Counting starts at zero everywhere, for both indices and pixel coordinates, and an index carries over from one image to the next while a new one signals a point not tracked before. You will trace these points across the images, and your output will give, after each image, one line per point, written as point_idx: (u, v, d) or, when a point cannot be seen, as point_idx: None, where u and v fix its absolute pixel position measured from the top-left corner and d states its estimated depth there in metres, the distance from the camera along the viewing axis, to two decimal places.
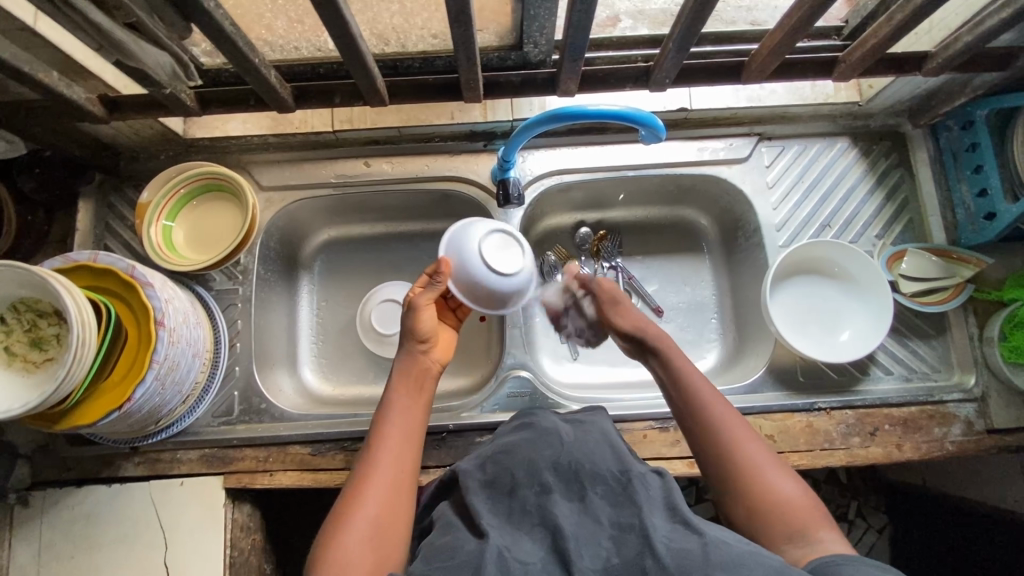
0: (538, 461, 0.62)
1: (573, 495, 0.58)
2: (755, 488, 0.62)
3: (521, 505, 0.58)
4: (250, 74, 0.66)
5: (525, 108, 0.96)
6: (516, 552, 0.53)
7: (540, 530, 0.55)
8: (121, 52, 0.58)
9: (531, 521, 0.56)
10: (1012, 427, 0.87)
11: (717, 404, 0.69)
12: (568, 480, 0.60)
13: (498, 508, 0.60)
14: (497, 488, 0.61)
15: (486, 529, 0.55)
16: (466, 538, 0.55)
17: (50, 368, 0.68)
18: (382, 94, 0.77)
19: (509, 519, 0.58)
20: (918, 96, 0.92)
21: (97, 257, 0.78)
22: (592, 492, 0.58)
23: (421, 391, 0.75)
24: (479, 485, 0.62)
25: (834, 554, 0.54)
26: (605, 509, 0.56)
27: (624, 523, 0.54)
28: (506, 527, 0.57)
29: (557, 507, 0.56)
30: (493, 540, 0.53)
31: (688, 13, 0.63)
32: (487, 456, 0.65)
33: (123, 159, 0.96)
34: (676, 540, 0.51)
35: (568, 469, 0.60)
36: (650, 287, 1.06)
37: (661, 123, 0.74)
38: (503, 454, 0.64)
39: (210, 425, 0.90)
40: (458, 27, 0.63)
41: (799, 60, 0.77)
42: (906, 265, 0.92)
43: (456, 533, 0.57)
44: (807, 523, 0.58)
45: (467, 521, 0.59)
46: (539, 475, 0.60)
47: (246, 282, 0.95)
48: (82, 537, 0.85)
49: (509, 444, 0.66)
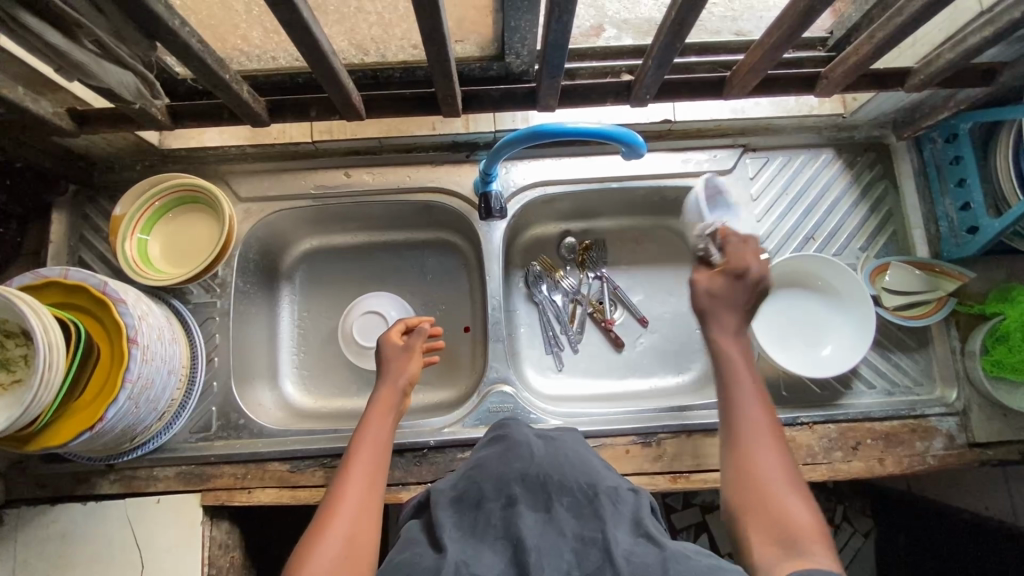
0: (506, 474, 0.59)
1: (539, 505, 0.56)
2: (764, 494, 0.60)
3: (484, 518, 0.55)
4: (220, 90, 0.64)
5: (508, 120, 0.94)
6: (475, 567, 0.49)
7: (501, 543, 0.52)
8: (84, 72, 0.56)
9: (492, 533, 0.54)
10: (994, 441, 0.87)
11: (755, 405, 0.68)
12: (535, 491, 0.57)
13: (461, 519, 0.56)
14: (463, 500, 0.59)
15: (445, 542, 0.52)
16: (425, 554, 0.52)
17: (17, 391, 0.67)
18: (359, 108, 0.75)
19: (471, 532, 0.54)
20: (902, 108, 0.91)
21: (67, 274, 0.76)
22: (558, 503, 0.56)
23: (393, 416, 0.78)
24: (445, 499, 0.60)
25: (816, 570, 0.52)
26: (570, 521, 0.54)
27: (587, 536, 0.52)
28: (467, 539, 0.53)
29: (521, 518, 0.53)
30: (451, 554, 0.50)
31: (667, 32, 0.62)
32: (457, 474, 0.64)
33: (98, 169, 0.94)
34: (638, 554, 0.49)
35: (536, 480, 0.58)
36: (635, 297, 1.06)
37: (642, 139, 0.73)
38: (474, 469, 0.62)
39: (187, 442, 0.89)
40: (432, 46, 0.62)
41: (782, 75, 0.76)
42: (889, 279, 0.91)
43: (414, 548, 0.54)
44: (805, 538, 0.56)
45: (429, 534, 0.56)
46: (506, 487, 0.57)
47: (225, 295, 0.93)
48: (55, 557, 0.84)
49: (481, 459, 0.64)
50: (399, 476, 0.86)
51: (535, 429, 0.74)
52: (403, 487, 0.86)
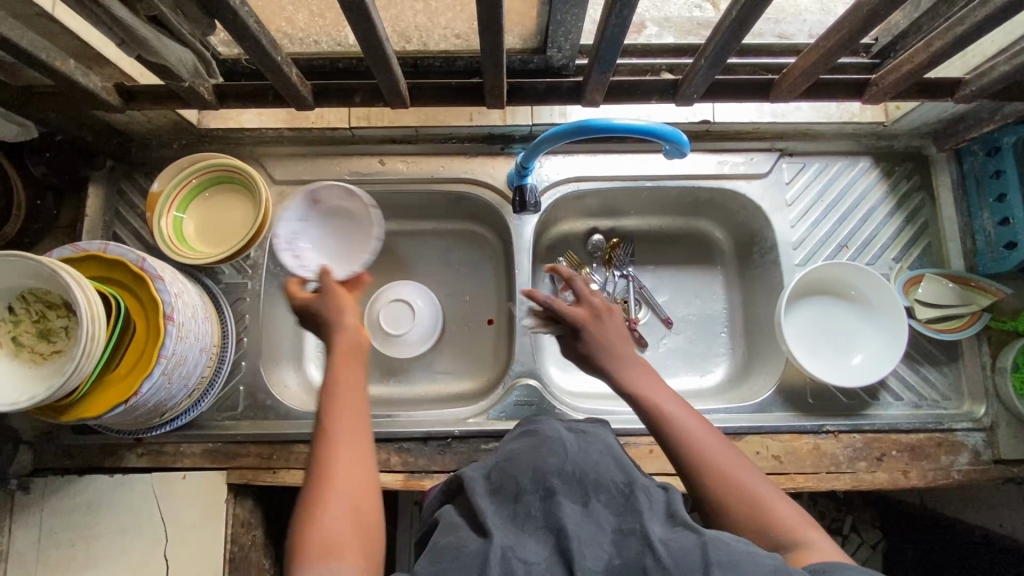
0: (542, 468, 0.61)
1: (576, 498, 0.57)
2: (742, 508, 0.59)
3: (525, 510, 0.57)
4: (271, 71, 0.65)
5: (546, 114, 0.93)
6: (519, 552, 0.51)
7: (543, 532, 0.54)
8: (143, 48, 0.57)
9: (533, 523, 0.55)
10: (1019, 458, 0.86)
11: (693, 426, 0.65)
12: (573, 484, 0.59)
13: (503, 510, 0.59)
14: (501, 494, 0.60)
15: (489, 527, 0.55)
16: (468, 537, 0.54)
17: (57, 361, 0.67)
18: (404, 96, 0.75)
19: (513, 521, 0.56)
20: (944, 120, 0.90)
21: (106, 247, 0.77)
22: (595, 499, 0.57)
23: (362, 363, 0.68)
24: (483, 489, 0.62)
25: (825, 559, 0.53)
26: (608, 517, 0.55)
27: (626, 529, 0.53)
28: (509, 527, 0.55)
29: (560, 509, 0.55)
30: (496, 540, 0.52)
31: (724, 33, 0.62)
32: (491, 465, 0.66)
33: (135, 146, 0.95)
34: (676, 541, 0.50)
35: (573, 475, 0.60)
36: (661, 297, 1.05)
37: (687, 138, 0.73)
38: (510, 463, 0.64)
39: (214, 420, 0.90)
40: (486, 36, 0.62)
41: (831, 81, 0.76)
42: (923, 291, 0.90)
43: (457, 533, 0.56)
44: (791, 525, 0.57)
45: (470, 518, 0.58)
46: (544, 480, 0.59)
47: (256, 276, 0.94)
48: (82, 526, 0.85)
49: (512, 451, 0.66)
50: (422, 464, 0.87)
51: (563, 421, 0.75)
52: (426, 475, 0.87)
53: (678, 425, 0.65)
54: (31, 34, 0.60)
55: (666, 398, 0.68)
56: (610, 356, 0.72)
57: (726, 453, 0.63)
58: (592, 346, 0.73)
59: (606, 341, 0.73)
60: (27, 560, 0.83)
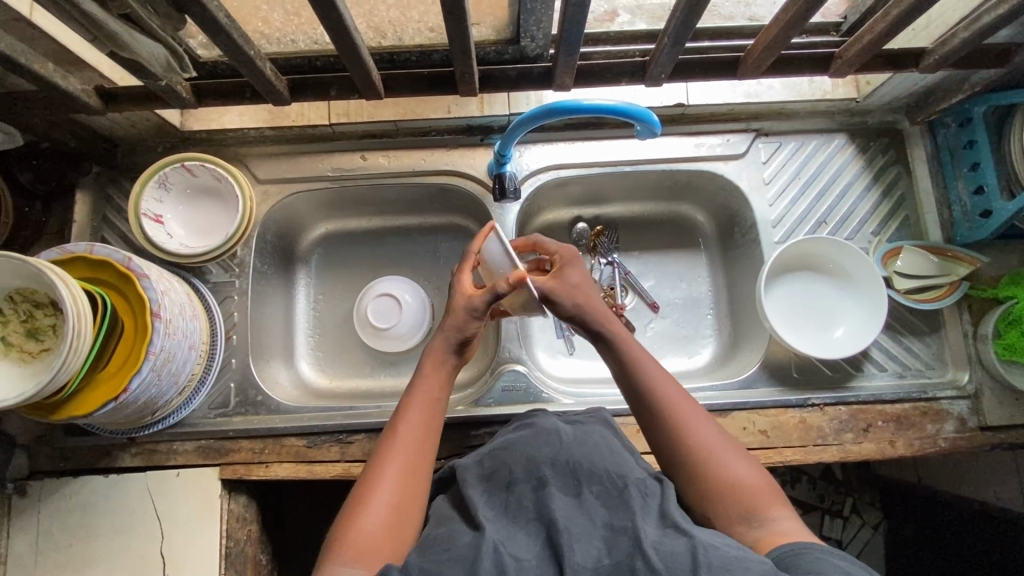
0: (535, 458, 0.63)
1: (568, 491, 0.59)
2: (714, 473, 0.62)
3: (516, 500, 0.59)
4: (246, 66, 0.67)
5: (522, 102, 0.95)
6: (510, 547, 0.53)
7: (534, 525, 0.56)
8: (116, 43, 0.59)
9: (525, 515, 0.57)
10: (1006, 424, 0.87)
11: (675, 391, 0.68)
12: (565, 477, 0.61)
13: (493, 500, 0.61)
14: (493, 482, 0.62)
15: (482, 521, 0.56)
16: (460, 531, 0.56)
17: (46, 359, 0.69)
18: (378, 87, 0.77)
19: (505, 513, 0.58)
20: (916, 93, 0.92)
21: (92, 249, 0.78)
22: (587, 490, 0.59)
23: (443, 382, 0.70)
24: (475, 478, 0.64)
25: (797, 539, 0.56)
26: (600, 509, 0.57)
27: (618, 524, 0.54)
28: (501, 520, 0.57)
29: (551, 502, 0.57)
30: (489, 533, 0.54)
31: (683, 9, 0.63)
32: (486, 452, 0.67)
33: (121, 151, 0.96)
34: (666, 545, 0.51)
35: (566, 465, 0.62)
36: (646, 283, 1.06)
37: (657, 119, 0.75)
38: (502, 450, 0.66)
39: (206, 417, 0.91)
40: (453, 21, 0.63)
41: (796, 56, 0.78)
42: (901, 263, 0.92)
43: (451, 524, 0.58)
44: (764, 502, 0.60)
45: (462, 512, 0.60)
46: (536, 471, 0.61)
47: (243, 275, 0.95)
48: (78, 527, 0.85)
49: (509, 440, 0.67)
50: None
51: (560, 415, 0.77)
52: None
53: (668, 393, 0.67)
54: (9, 39, 0.63)
55: (654, 367, 0.69)
56: (588, 298, 0.73)
57: (706, 422, 0.66)
58: (574, 285, 0.72)
59: (582, 282, 0.73)
60: (26, 562, 0.84)
